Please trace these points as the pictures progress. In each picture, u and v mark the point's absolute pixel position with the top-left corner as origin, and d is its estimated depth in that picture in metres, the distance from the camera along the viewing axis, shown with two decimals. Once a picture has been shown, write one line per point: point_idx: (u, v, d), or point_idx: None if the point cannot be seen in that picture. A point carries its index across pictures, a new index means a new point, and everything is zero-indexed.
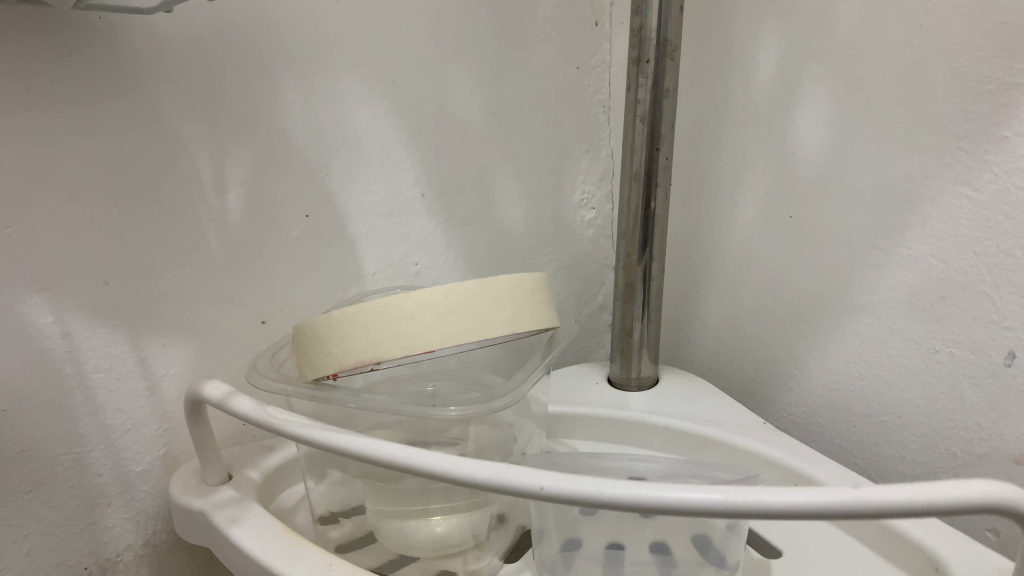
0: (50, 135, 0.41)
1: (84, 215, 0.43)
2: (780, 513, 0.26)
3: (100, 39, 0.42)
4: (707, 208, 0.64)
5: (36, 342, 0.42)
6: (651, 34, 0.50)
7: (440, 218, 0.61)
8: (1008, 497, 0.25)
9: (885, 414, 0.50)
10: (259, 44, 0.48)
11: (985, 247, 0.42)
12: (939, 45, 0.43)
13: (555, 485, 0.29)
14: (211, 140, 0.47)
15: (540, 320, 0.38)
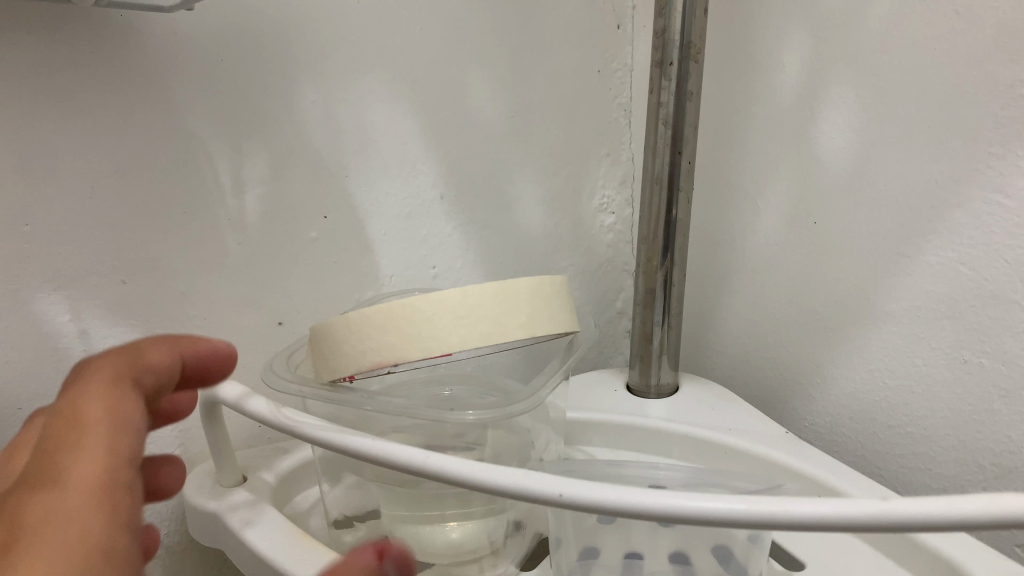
0: (70, 134, 0.41)
1: (102, 214, 0.43)
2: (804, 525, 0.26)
3: (118, 37, 0.42)
4: (728, 214, 0.63)
5: (53, 340, 0.42)
6: (675, 37, 0.50)
7: (459, 221, 0.61)
8: None
9: (911, 426, 0.49)
10: (279, 44, 0.48)
11: (1017, 255, 0.41)
12: (969, 48, 0.42)
13: (574, 493, 0.28)
14: (230, 140, 0.47)
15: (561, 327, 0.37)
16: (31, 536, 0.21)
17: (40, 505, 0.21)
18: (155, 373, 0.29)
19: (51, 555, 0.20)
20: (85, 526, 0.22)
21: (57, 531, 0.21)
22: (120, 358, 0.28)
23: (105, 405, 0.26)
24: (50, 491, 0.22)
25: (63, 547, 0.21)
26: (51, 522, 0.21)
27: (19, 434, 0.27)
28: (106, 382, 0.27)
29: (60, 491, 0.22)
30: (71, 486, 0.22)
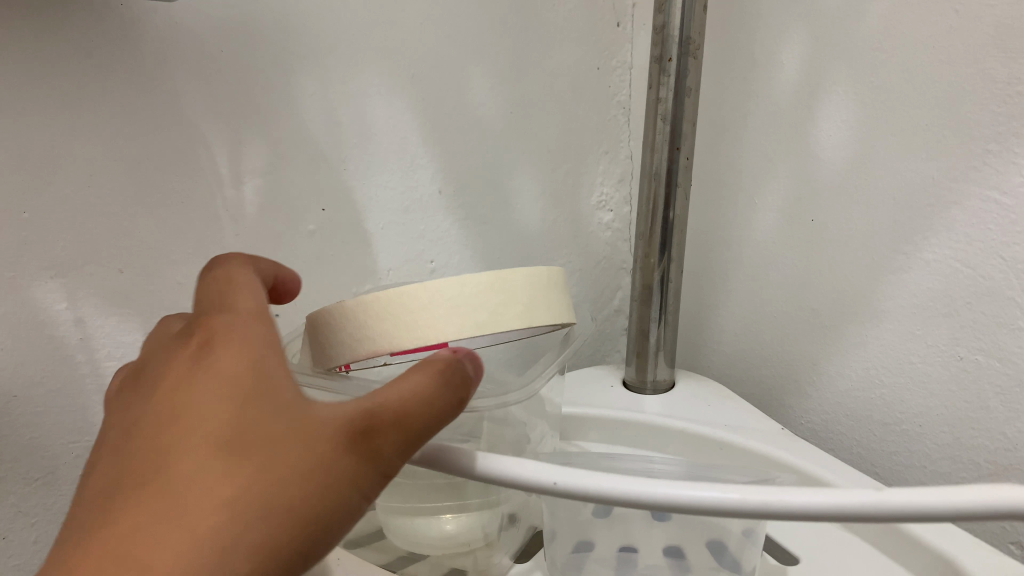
0: (70, 123, 0.41)
1: (100, 203, 0.43)
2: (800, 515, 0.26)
3: (118, 26, 0.42)
4: (726, 212, 0.63)
5: (49, 328, 0.43)
6: (674, 33, 0.50)
7: (457, 216, 0.61)
8: None
9: (906, 423, 0.49)
10: (280, 34, 0.48)
11: (1013, 253, 0.41)
12: (968, 45, 0.42)
13: (569, 481, 0.28)
14: (229, 131, 0.47)
15: (559, 318, 0.37)
16: (215, 349, 0.24)
17: (216, 326, 0.25)
18: (265, 266, 0.31)
19: (232, 354, 0.23)
20: (255, 339, 0.24)
21: (227, 344, 0.24)
22: (245, 258, 0.31)
23: (242, 275, 0.28)
24: (217, 319, 0.25)
25: (238, 351, 0.23)
26: (227, 337, 0.24)
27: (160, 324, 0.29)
28: (238, 262, 0.29)
29: (231, 315, 0.25)
30: (238, 313, 0.25)
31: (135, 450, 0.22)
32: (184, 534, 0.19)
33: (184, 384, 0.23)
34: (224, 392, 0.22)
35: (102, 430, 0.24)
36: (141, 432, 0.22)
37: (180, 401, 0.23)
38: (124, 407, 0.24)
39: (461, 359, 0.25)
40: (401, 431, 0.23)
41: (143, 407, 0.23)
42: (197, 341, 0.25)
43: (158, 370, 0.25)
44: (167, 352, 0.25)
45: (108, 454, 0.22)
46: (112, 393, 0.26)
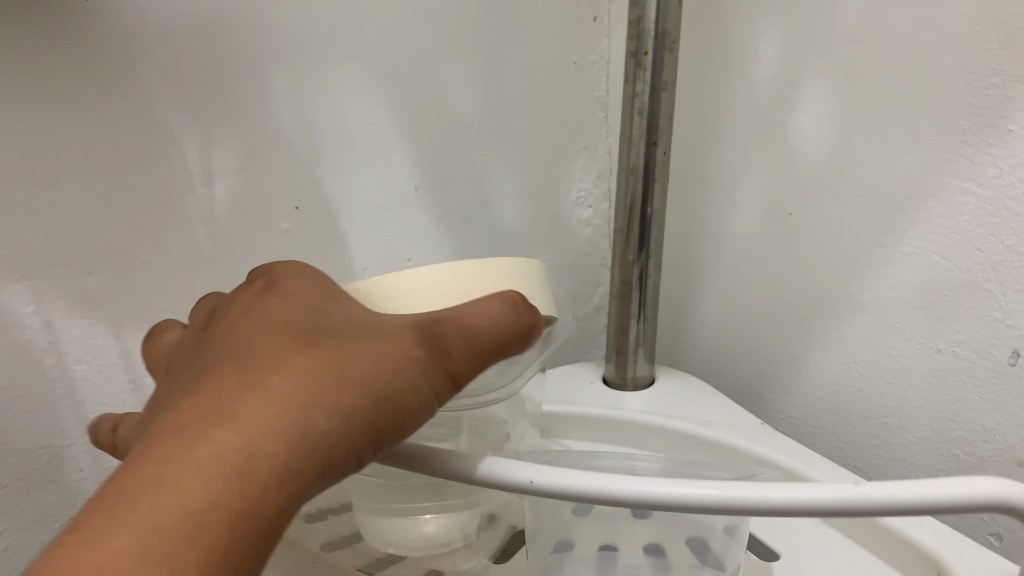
0: (36, 122, 0.40)
1: (67, 203, 0.42)
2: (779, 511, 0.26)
3: (84, 23, 0.41)
4: (705, 206, 0.63)
5: (15, 331, 0.42)
6: (649, 26, 0.49)
7: (434, 214, 0.60)
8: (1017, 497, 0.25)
9: (886, 416, 0.49)
10: (252, 30, 0.47)
11: (990, 245, 0.41)
12: (944, 37, 0.42)
13: (544, 480, 0.28)
14: (200, 129, 0.47)
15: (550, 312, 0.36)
16: (288, 286, 0.28)
17: (287, 272, 0.29)
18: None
19: (306, 290, 0.28)
20: (329, 284, 0.29)
21: (300, 284, 0.28)
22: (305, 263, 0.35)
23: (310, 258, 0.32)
24: (287, 267, 0.30)
25: (310, 287, 0.28)
26: (296, 279, 0.29)
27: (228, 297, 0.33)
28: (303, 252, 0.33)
29: (301, 266, 0.30)
30: (307, 266, 0.30)
31: (221, 353, 0.26)
32: (267, 396, 0.23)
33: (258, 309, 0.27)
34: (297, 314, 0.27)
35: (189, 354, 0.28)
36: (223, 343, 0.26)
37: (256, 319, 0.27)
38: (205, 336, 0.28)
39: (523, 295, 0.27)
40: (468, 340, 0.25)
41: (223, 328, 0.27)
42: (269, 283, 0.29)
43: (233, 304, 0.29)
44: (239, 292, 0.30)
45: (196, 363, 0.26)
46: (191, 333, 0.30)
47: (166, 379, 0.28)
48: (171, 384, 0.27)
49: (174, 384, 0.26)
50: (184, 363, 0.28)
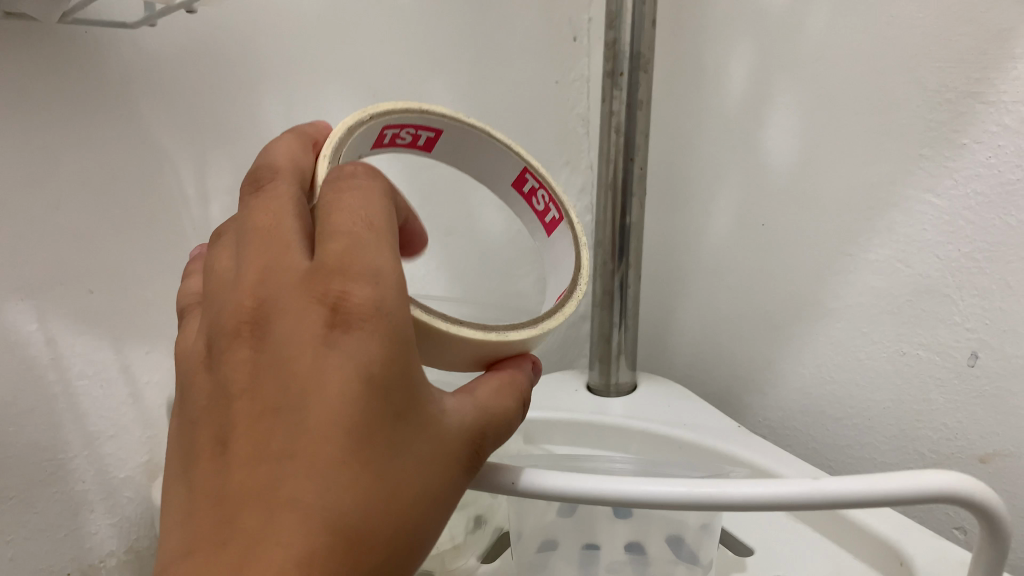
0: (39, 148, 0.42)
1: (69, 224, 0.44)
2: (755, 505, 0.29)
3: (85, 54, 0.43)
4: (682, 217, 0.65)
5: (22, 349, 0.43)
6: (624, 48, 0.52)
7: (421, 228, 0.62)
8: (944, 488, 0.30)
9: (855, 417, 0.51)
10: (243, 56, 0.50)
11: (948, 251, 0.44)
12: (901, 57, 0.44)
13: (528, 480, 0.30)
14: (194, 152, 0.49)
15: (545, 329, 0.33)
16: (355, 340, 0.22)
17: (353, 301, 0.22)
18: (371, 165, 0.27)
19: (377, 349, 0.22)
20: (404, 326, 0.23)
21: (371, 335, 0.22)
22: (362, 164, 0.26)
23: (377, 217, 0.24)
24: (359, 291, 0.22)
25: (383, 344, 0.22)
26: (367, 323, 0.22)
27: (263, 203, 0.25)
28: (374, 191, 0.25)
29: (372, 285, 0.22)
30: (377, 280, 0.23)
31: (277, 437, 0.21)
32: (332, 552, 0.20)
33: (318, 372, 0.22)
34: (370, 401, 0.22)
35: (229, 371, 0.23)
36: (276, 411, 0.22)
37: (317, 394, 0.21)
38: (249, 355, 0.23)
39: (518, 376, 0.29)
40: (495, 431, 0.26)
41: (274, 374, 0.22)
42: (329, 314, 0.22)
43: (283, 323, 0.22)
44: (291, 297, 0.23)
45: (245, 419, 0.22)
46: (225, 301, 0.24)
47: (205, 378, 0.24)
48: (210, 414, 0.23)
49: (217, 423, 0.23)
50: (223, 387, 0.23)
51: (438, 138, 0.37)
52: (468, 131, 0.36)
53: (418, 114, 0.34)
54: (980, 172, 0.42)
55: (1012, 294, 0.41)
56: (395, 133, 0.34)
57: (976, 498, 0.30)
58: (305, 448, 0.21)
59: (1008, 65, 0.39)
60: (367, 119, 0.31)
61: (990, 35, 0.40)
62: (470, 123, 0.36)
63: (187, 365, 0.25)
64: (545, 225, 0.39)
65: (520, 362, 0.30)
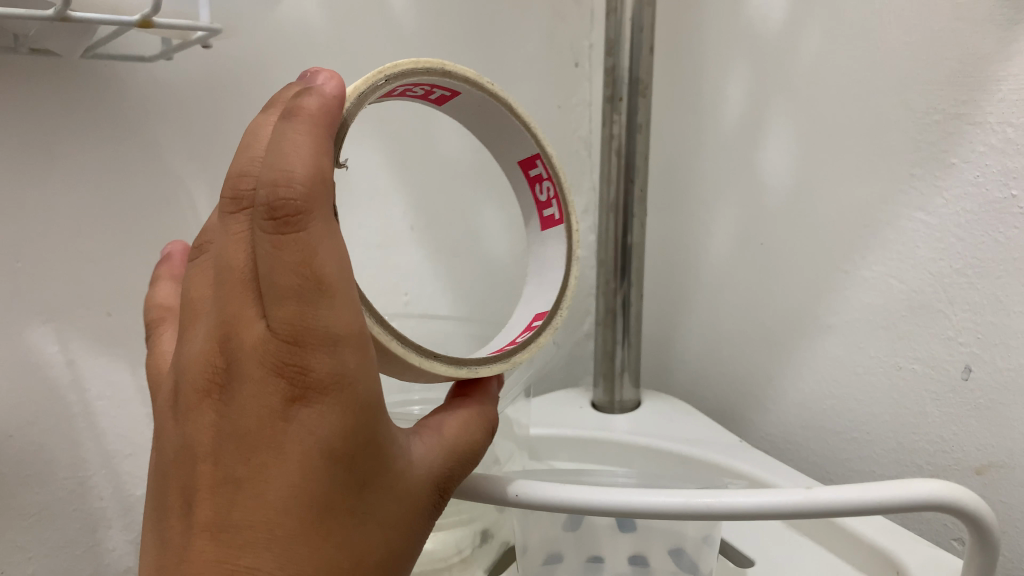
0: (60, 177, 0.44)
1: (88, 250, 0.46)
2: (746, 514, 0.31)
3: (105, 86, 0.45)
4: (684, 237, 0.66)
5: (42, 370, 0.45)
6: (623, 74, 0.54)
7: (428, 250, 0.64)
8: (933, 495, 0.31)
9: (855, 431, 0.52)
10: (256, 87, 0.51)
11: (940, 267, 0.45)
12: (890, 80, 0.46)
13: (530, 492, 0.32)
14: (209, 179, 0.51)
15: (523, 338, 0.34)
16: (315, 415, 0.23)
17: (313, 373, 0.23)
18: (331, 133, 0.25)
19: (337, 421, 0.23)
20: (365, 390, 0.24)
21: (330, 408, 0.23)
22: (312, 154, 0.24)
23: (332, 257, 0.24)
24: (317, 362, 0.23)
25: (343, 415, 0.23)
26: (327, 396, 0.23)
27: (229, 239, 0.25)
28: (320, 210, 0.24)
29: (330, 353, 0.23)
30: (335, 345, 0.23)
31: (238, 509, 0.23)
32: None
33: (279, 446, 0.23)
34: (329, 472, 0.23)
35: (196, 432, 0.24)
36: (237, 482, 0.23)
37: (278, 467, 0.23)
38: (212, 417, 0.24)
39: (485, 408, 0.31)
40: (460, 466, 0.28)
41: (236, 442, 0.23)
42: (288, 387, 0.23)
43: (245, 390, 0.23)
44: (252, 364, 0.23)
45: (207, 484, 0.23)
46: (192, 355, 0.25)
47: (173, 429, 0.25)
48: (177, 469, 0.24)
49: (182, 481, 0.24)
50: (190, 446, 0.24)
51: (454, 98, 0.34)
52: (490, 102, 0.34)
53: (438, 75, 0.31)
54: (969, 191, 0.43)
55: (1003, 308, 0.42)
56: (409, 87, 0.31)
57: (964, 503, 0.31)
58: (266, 523, 0.22)
59: (992, 87, 0.41)
60: (381, 81, 0.28)
61: (974, 59, 0.41)
62: (496, 92, 0.33)
63: (161, 408, 0.26)
64: (544, 217, 0.38)
65: (485, 389, 0.32)
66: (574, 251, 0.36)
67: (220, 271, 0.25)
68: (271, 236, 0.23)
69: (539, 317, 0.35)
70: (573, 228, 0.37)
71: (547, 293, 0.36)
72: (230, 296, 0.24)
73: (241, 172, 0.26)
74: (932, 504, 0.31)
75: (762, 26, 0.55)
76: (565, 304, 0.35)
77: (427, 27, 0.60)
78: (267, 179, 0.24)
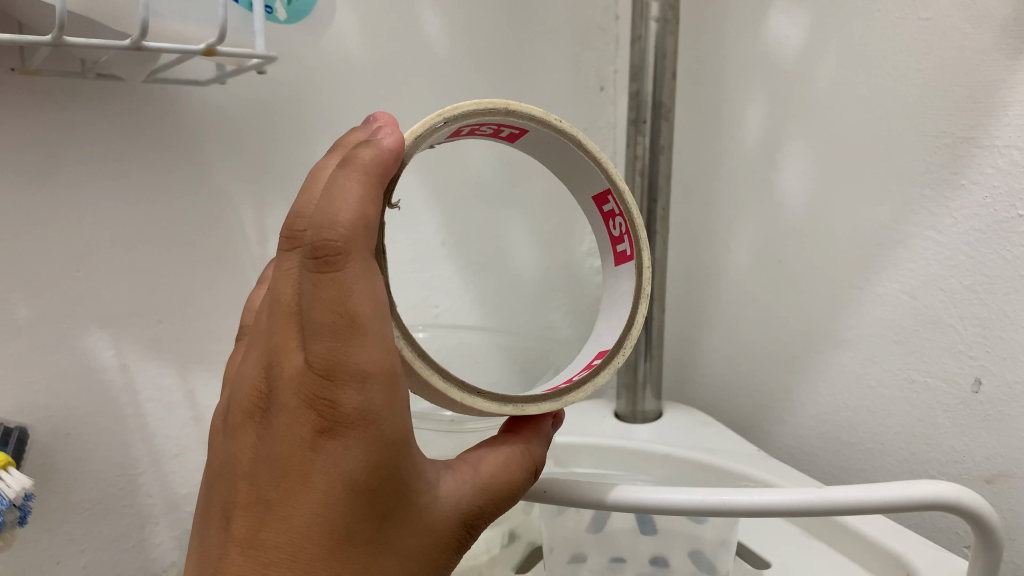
0: (119, 191, 0.47)
1: (142, 260, 0.49)
2: (760, 511, 0.33)
3: (163, 108, 0.48)
4: (705, 255, 0.68)
5: (98, 372, 0.48)
6: (647, 97, 0.57)
7: (459, 265, 0.67)
8: (940, 496, 0.32)
9: (869, 442, 0.54)
10: (299, 108, 0.55)
11: (950, 284, 0.47)
12: (901, 105, 0.48)
13: (556, 488, 0.34)
14: (256, 196, 0.54)
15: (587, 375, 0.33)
16: (340, 448, 0.26)
17: (341, 409, 0.26)
18: (384, 179, 0.28)
19: (359, 456, 0.26)
20: (391, 428, 0.26)
21: (354, 443, 0.26)
22: (359, 201, 0.27)
23: (366, 297, 0.26)
24: (346, 398, 0.26)
25: (366, 451, 0.26)
26: (352, 431, 0.26)
27: (283, 280, 0.29)
28: (359, 253, 0.27)
29: (358, 390, 0.26)
30: (364, 382, 0.26)
31: (266, 529, 0.26)
32: None
33: (308, 473, 0.26)
34: (350, 502, 0.26)
35: (243, 453, 0.28)
36: (269, 501, 0.27)
37: (305, 492, 0.26)
38: (258, 437, 0.28)
39: (531, 446, 0.33)
40: (493, 503, 0.31)
41: (272, 465, 0.27)
42: (319, 419, 0.26)
43: (283, 420, 0.27)
44: (291, 395, 0.27)
45: (245, 501, 0.27)
46: (246, 387, 0.30)
47: (224, 447, 0.30)
48: (225, 484, 0.29)
49: (227, 495, 0.28)
50: (238, 464, 0.28)
51: (525, 135, 0.34)
52: (557, 138, 0.34)
53: (502, 114, 0.31)
54: (977, 212, 0.45)
55: (1010, 323, 0.44)
56: (476, 127, 0.32)
57: (966, 504, 0.33)
58: (289, 543, 0.26)
59: (999, 113, 0.43)
60: (439, 123, 0.30)
61: (981, 87, 0.44)
62: (562, 129, 0.33)
63: (219, 428, 0.31)
64: (618, 252, 0.37)
65: (537, 427, 0.34)
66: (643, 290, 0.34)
67: (277, 306, 0.29)
68: (316, 275, 0.27)
69: (598, 356, 0.34)
70: (644, 263, 0.35)
71: (614, 331, 0.35)
72: (281, 331, 0.28)
73: (298, 214, 0.29)
74: (939, 504, 0.32)
75: (780, 54, 0.57)
76: (627, 344, 0.34)
77: (460, 52, 0.63)
78: (316, 223, 0.27)
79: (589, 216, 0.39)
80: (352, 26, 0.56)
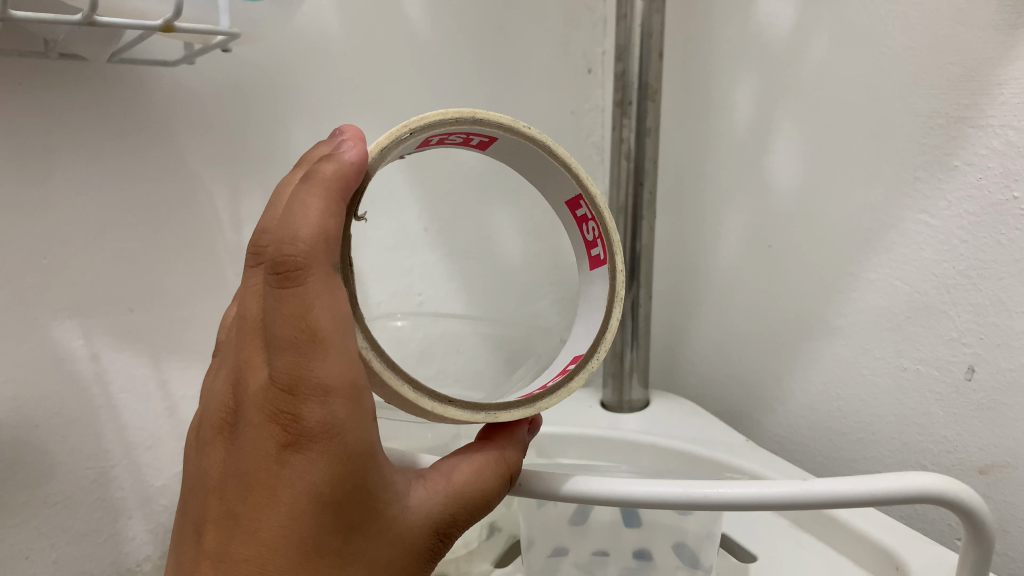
0: (88, 176, 0.46)
1: (113, 248, 0.48)
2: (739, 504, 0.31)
3: (131, 90, 0.46)
4: (694, 240, 0.67)
5: (67, 363, 0.47)
6: (633, 78, 0.55)
7: (443, 251, 0.65)
8: (932, 488, 0.31)
9: (861, 432, 0.53)
10: (273, 91, 0.53)
11: (943, 270, 0.45)
12: (894, 84, 0.47)
13: (528, 481, 0.32)
14: (230, 180, 0.52)
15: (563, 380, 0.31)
16: (306, 461, 0.25)
17: (304, 422, 0.25)
18: (348, 192, 0.27)
19: (325, 469, 0.25)
20: (357, 440, 0.25)
21: (319, 457, 0.25)
22: (321, 215, 0.26)
23: (329, 311, 0.25)
24: (308, 412, 0.25)
25: (331, 464, 0.25)
26: (316, 444, 0.25)
27: (249, 290, 0.28)
28: (320, 267, 0.25)
29: (321, 405, 0.25)
30: (327, 396, 0.25)
31: (234, 542, 0.25)
32: None
33: (274, 487, 0.25)
34: (318, 515, 0.25)
35: (213, 468, 0.27)
36: (237, 514, 0.25)
37: (273, 506, 0.25)
38: (226, 452, 0.27)
39: (506, 453, 0.31)
40: (468, 513, 0.29)
41: (240, 480, 0.26)
42: (284, 434, 0.25)
43: (250, 435, 0.26)
44: (257, 410, 0.26)
45: (216, 515, 0.26)
46: (216, 400, 0.28)
47: (196, 460, 0.29)
48: (197, 498, 0.28)
49: (197, 509, 0.27)
50: (209, 479, 0.27)
51: (496, 143, 0.33)
52: (526, 145, 0.32)
53: (469, 123, 0.30)
54: (971, 194, 0.43)
55: (1005, 309, 0.42)
56: (446, 135, 0.31)
57: (958, 497, 0.31)
58: (258, 556, 0.25)
59: (994, 91, 0.41)
60: (405, 134, 0.28)
61: (977, 63, 0.42)
62: (531, 136, 0.32)
63: (193, 441, 0.30)
64: (592, 256, 0.36)
65: (512, 432, 0.32)
66: (617, 295, 0.33)
67: (244, 322, 0.28)
68: (278, 291, 0.26)
69: (575, 359, 0.33)
70: (618, 267, 0.33)
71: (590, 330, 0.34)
72: (247, 345, 0.27)
73: (263, 228, 0.28)
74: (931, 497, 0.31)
75: (769, 34, 0.56)
76: (601, 350, 0.33)
77: (442, 33, 0.61)
78: (279, 238, 0.26)
79: (563, 218, 0.37)
80: (326, 5, 0.54)
